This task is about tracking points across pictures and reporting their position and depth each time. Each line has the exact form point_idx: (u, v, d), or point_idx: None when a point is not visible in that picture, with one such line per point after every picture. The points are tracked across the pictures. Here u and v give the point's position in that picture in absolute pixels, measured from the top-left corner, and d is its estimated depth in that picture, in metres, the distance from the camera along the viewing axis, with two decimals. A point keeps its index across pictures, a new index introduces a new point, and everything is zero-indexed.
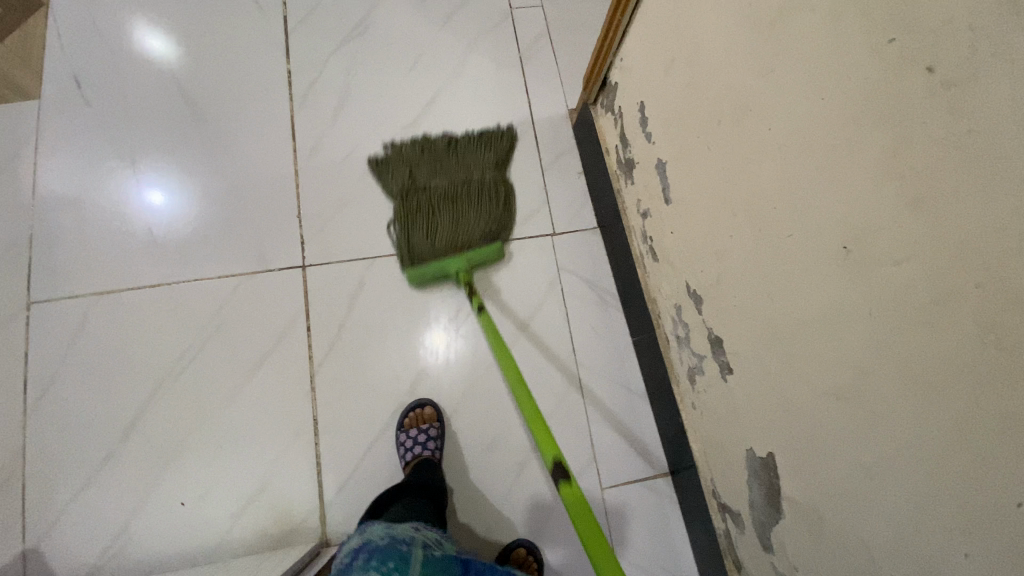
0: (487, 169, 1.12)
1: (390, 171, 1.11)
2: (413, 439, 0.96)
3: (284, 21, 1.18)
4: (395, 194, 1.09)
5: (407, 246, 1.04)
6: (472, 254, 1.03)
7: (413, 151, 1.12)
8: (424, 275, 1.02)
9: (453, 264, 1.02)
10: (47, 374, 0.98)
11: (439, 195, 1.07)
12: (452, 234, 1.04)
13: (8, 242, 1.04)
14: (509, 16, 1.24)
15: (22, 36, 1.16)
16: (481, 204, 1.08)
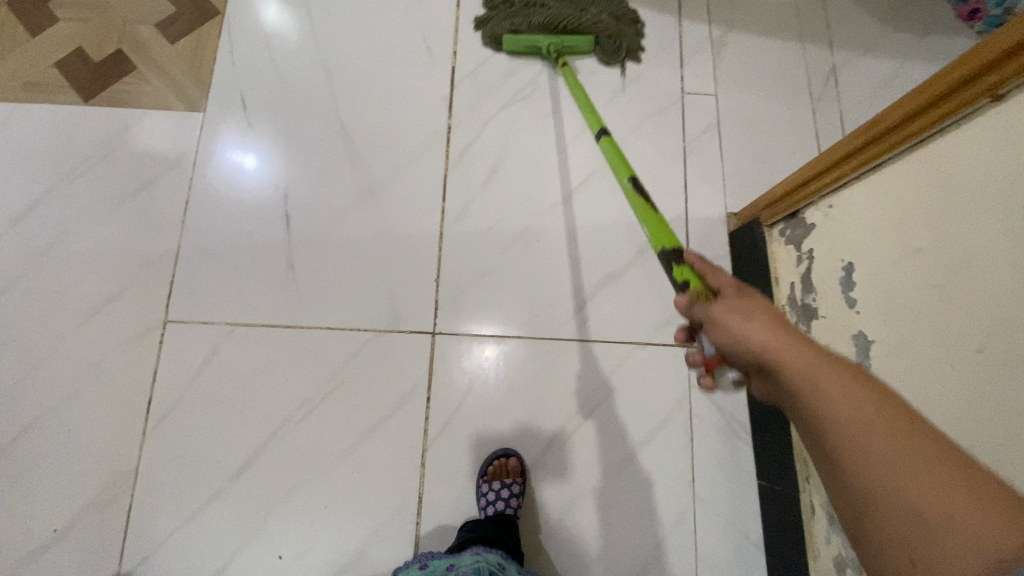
0: (605, 12, 1.19)
1: (498, 26, 1.16)
2: (496, 492, 0.93)
3: (451, 72, 1.16)
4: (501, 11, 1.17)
5: (506, 22, 1.16)
6: (565, 39, 1.14)
7: (530, 8, 1.17)
8: (518, 43, 1.14)
9: (544, 40, 1.14)
10: (172, 396, 0.99)
11: (550, 4, 1.16)
12: (554, 14, 1.14)
13: (156, 253, 1.04)
14: (679, 101, 1.18)
15: (195, 41, 1.15)
16: (587, 14, 1.16)
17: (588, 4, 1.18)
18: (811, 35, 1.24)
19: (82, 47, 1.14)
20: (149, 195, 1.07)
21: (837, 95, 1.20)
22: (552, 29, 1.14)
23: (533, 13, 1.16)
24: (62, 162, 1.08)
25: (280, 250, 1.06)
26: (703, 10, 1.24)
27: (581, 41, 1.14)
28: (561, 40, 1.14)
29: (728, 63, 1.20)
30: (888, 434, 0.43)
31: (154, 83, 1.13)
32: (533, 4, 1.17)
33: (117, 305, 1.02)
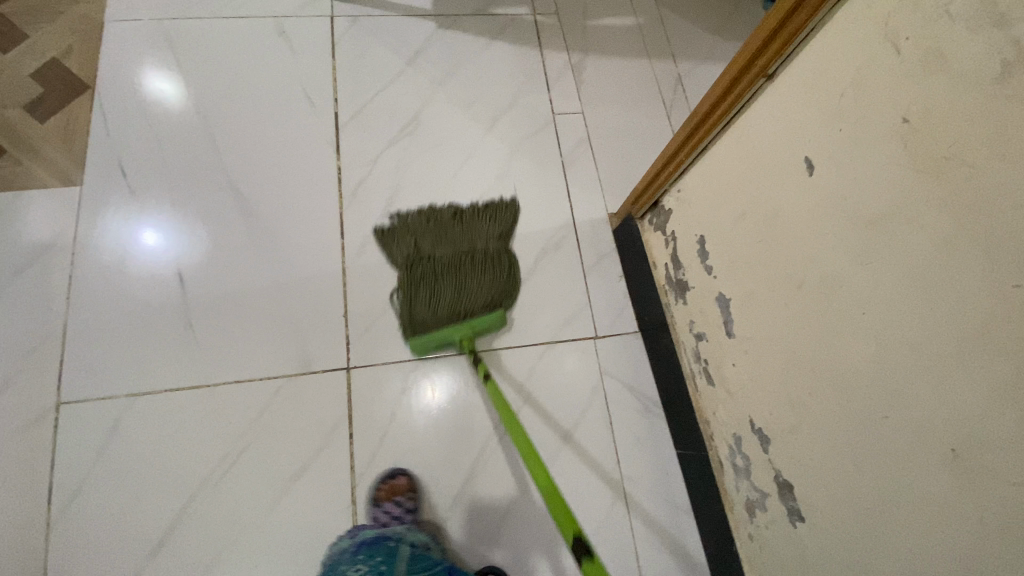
0: (490, 240, 1.15)
1: (399, 241, 1.13)
2: (387, 513, 0.93)
3: (335, 119, 1.22)
4: (401, 265, 1.11)
5: (409, 310, 1.06)
6: (476, 321, 1.05)
7: (419, 220, 1.15)
8: (428, 340, 1.03)
9: (457, 330, 1.03)
10: (74, 480, 0.94)
11: (443, 284, 1.08)
12: (456, 301, 1.06)
13: (41, 335, 1.00)
14: (551, 120, 1.29)
15: (66, 117, 1.14)
16: (483, 269, 1.10)
17: (489, 261, 1.12)
18: (656, 51, 1.41)
19: None
20: (28, 276, 1.03)
21: (685, 99, 1.36)
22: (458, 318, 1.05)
23: (432, 290, 1.07)
24: None
25: (177, 311, 1.04)
26: (560, 39, 1.38)
27: (494, 320, 1.06)
28: (472, 324, 1.04)
29: (589, 83, 1.34)
30: None
31: (25, 164, 1.10)
32: (433, 312, 1.06)
33: (2, 396, 0.96)
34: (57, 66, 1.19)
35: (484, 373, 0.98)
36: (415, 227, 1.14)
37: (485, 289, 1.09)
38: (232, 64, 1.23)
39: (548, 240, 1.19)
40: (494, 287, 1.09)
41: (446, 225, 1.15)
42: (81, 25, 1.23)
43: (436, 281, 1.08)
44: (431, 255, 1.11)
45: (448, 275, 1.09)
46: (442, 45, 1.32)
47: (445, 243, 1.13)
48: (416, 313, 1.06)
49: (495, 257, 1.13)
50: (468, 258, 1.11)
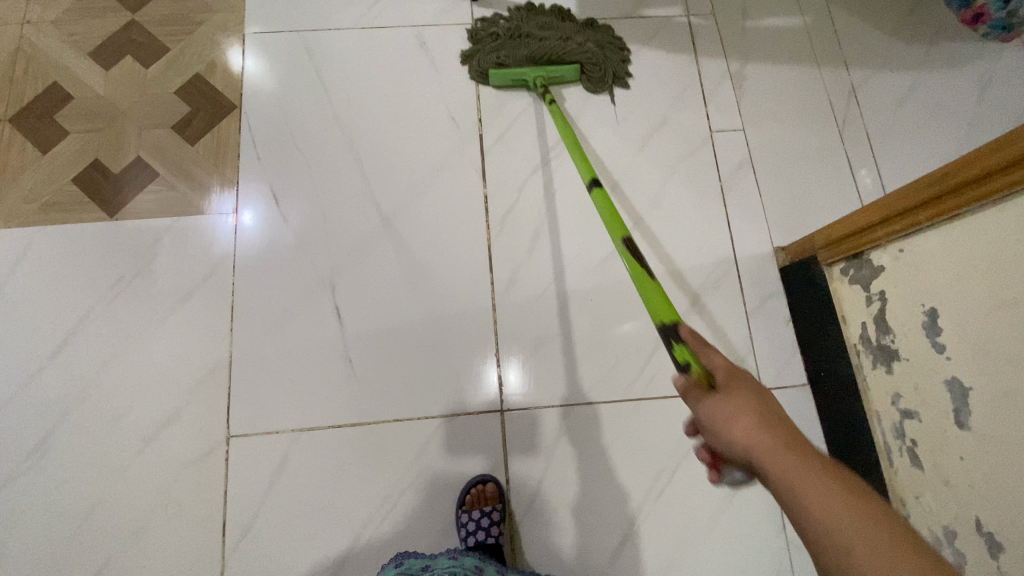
0: (590, 41, 1.18)
1: (494, 23, 1.19)
2: (475, 522, 0.92)
3: (480, 140, 1.15)
4: (500, 35, 1.17)
5: (494, 53, 1.15)
6: (551, 71, 1.15)
7: (520, 14, 1.19)
8: (506, 77, 1.14)
9: (532, 75, 1.14)
10: (247, 513, 0.96)
11: (534, 46, 1.14)
12: (539, 46, 1.15)
13: (209, 366, 1.01)
14: (709, 140, 1.17)
15: (216, 139, 1.12)
16: (570, 46, 1.15)
17: (576, 36, 1.17)
18: (826, 57, 1.25)
19: (97, 158, 1.10)
20: (193, 305, 1.04)
21: (859, 114, 1.21)
22: (536, 61, 1.15)
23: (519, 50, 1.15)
24: (96, 283, 1.04)
25: (335, 346, 1.04)
26: (717, 44, 1.24)
27: (568, 71, 1.15)
28: (546, 71, 1.15)
29: (750, 96, 1.21)
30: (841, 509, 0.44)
31: (180, 188, 1.09)
32: (516, 37, 1.16)
33: (176, 427, 0.99)
34: (202, 82, 1.15)
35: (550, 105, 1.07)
36: (521, 14, 1.19)
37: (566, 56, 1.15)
38: (373, 78, 1.18)
39: (707, 278, 1.10)
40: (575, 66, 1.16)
41: (549, 20, 1.19)
42: (220, 35, 1.18)
43: (528, 41, 1.15)
44: (529, 31, 1.16)
45: (539, 36, 1.16)
46: None
47: (549, 29, 1.17)
48: (500, 56, 1.15)
49: (587, 59, 1.16)
50: (561, 41, 1.16)
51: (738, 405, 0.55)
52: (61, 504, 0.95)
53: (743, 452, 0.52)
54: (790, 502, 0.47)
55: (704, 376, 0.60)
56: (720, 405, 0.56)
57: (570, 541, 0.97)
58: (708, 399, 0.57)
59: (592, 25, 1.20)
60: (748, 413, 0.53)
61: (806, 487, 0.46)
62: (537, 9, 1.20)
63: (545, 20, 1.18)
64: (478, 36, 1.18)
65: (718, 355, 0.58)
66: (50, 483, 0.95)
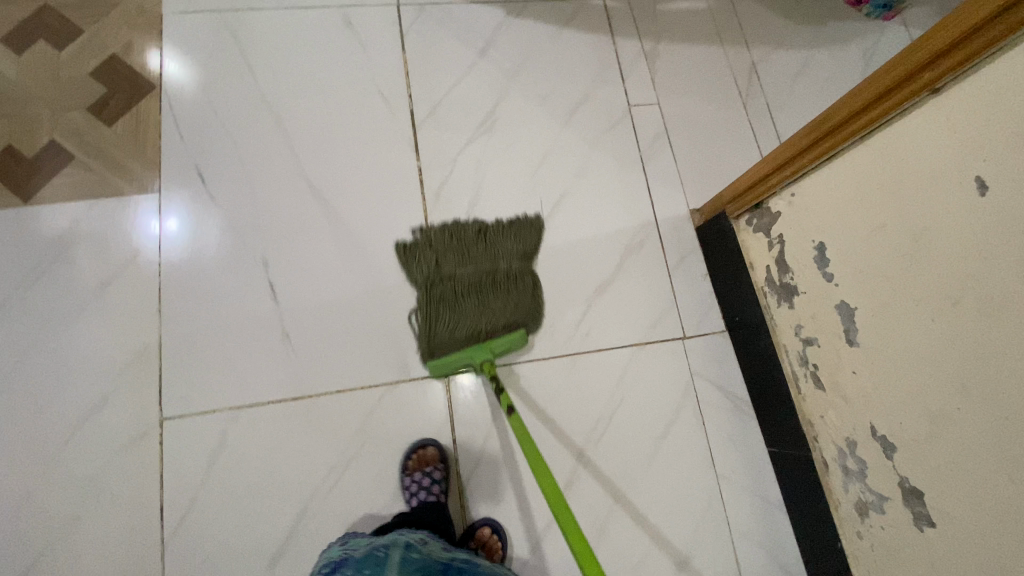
0: (515, 258, 1.11)
1: (418, 261, 1.08)
2: (418, 484, 0.94)
3: (411, 117, 1.18)
4: (427, 288, 1.06)
5: (430, 328, 1.03)
6: (496, 344, 1.00)
7: (444, 239, 1.11)
8: (449, 363, 0.99)
9: (477, 355, 0.98)
10: (186, 495, 0.94)
11: (458, 273, 1.08)
12: (477, 323, 1.03)
13: (137, 349, 0.98)
14: (628, 113, 1.25)
15: (135, 119, 1.09)
16: (507, 291, 1.07)
17: (499, 257, 1.10)
18: (729, 37, 1.36)
19: (7, 144, 1.07)
20: (117, 290, 1.00)
21: (760, 87, 1.33)
22: (476, 337, 1.02)
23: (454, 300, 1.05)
24: (10, 272, 1.00)
25: (272, 322, 1.03)
26: (631, 25, 1.33)
27: (516, 336, 1.00)
28: (488, 345, 0.99)
29: (663, 72, 1.30)
30: None
31: (97, 171, 1.05)
32: (452, 289, 1.06)
33: (105, 413, 0.96)
34: (118, 64, 1.12)
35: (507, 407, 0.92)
36: (438, 243, 1.11)
37: (508, 306, 1.05)
38: (299, 58, 1.18)
39: (633, 239, 1.16)
40: (518, 295, 1.07)
41: (470, 243, 1.10)
42: (137, 17, 1.16)
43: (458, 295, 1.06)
44: (454, 275, 1.07)
45: (464, 267, 1.08)
46: (512, 33, 1.27)
47: (469, 261, 1.09)
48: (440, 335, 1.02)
49: (519, 280, 1.08)
50: (485, 258, 1.09)
51: None
52: None
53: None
54: None
55: None
56: None
57: (518, 494, 1.00)
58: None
59: (508, 230, 1.13)
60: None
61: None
62: (457, 228, 1.12)
63: (467, 244, 1.10)
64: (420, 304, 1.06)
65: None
66: None
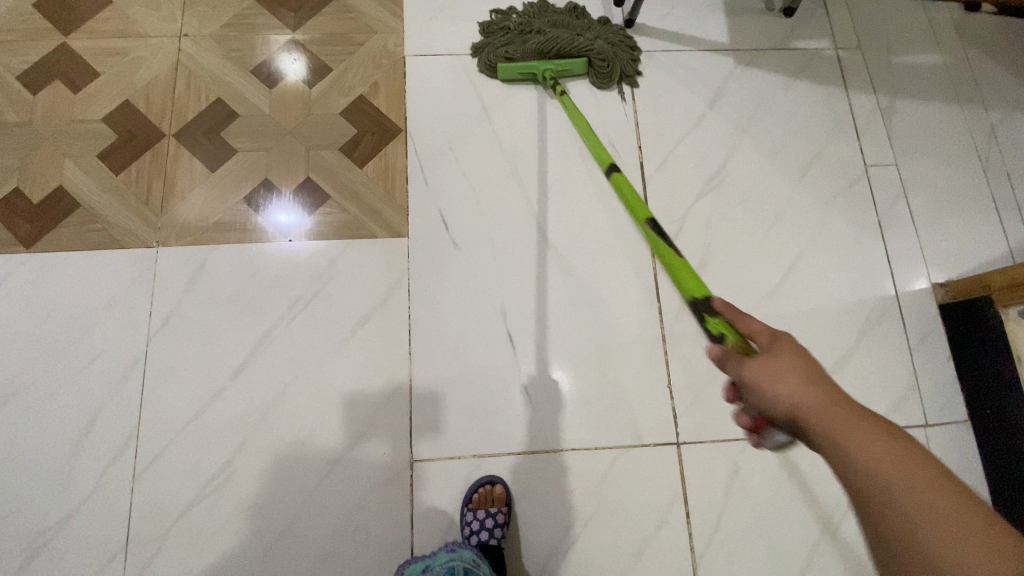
0: (601, 38, 1.19)
1: (499, 32, 1.19)
2: (480, 522, 0.93)
3: (642, 169, 1.17)
4: (511, 31, 1.19)
5: (503, 46, 1.17)
6: (560, 62, 1.16)
7: (531, 13, 1.21)
8: (515, 70, 1.15)
9: (536, 68, 1.16)
10: (434, 540, 0.98)
11: (544, 38, 1.16)
12: (547, 41, 1.15)
13: (390, 390, 1.03)
14: (863, 174, 1.19)
15: (385, 162, 1.13)
16: (583, 38, 1.17)
17: (585, 31, 1.20)
18: (970, 93, 1.27)
19: (266, 178, 1.12)
20: (371, 329, 1.05)
21: (1005, 149, 1.23)
22: (545, 53, 1.16)
23: (528, 27, 1.19)
24: (273, 304, 1.06)
25: (511, 372, 1.05)
26: (866, 78, 1.26)
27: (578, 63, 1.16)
28: (556, 65, 1.16)
29: (900, 130, 1.23)
30: (864, 434, 0.46)
31: (353, 213, 1.10)
32: (529, 23, 1.19)
33: (361, 450, 1.00)
34: (366, 104, 1.16)
35: (559, 92, 1.12)
36: (533, 12, 1.21)
37: (577, 49, 1.16)
38: (533, 103, 1.18)
39: (870, 312, 1.11)
40: (585, 53, 1.17)
41: (563, 19, 1.20)
42: (381, 57, 1.19)
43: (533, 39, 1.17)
44: (539, 22, 1.20)
45: (549, 33, 1.17)
46: (742, 84, 1.23)
47: (561, 23, 1.20)
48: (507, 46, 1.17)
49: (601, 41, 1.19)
50: (569, 32, 1.18)
51: (779, 359, 0.54)
52: (248, 529, 0.97)
53: (787, 411, 0.51)
54: (845, 456, 0.46)
55: (747, 348, 0.62)
56: (768, 363, 0.54)
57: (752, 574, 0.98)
58: (752, 360, 0.56)
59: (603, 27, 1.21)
60: (797, 372, 0.52)
61: (859, 441, 0.46)
62: (551, 6, 1.22)
63: (554, 13, 1.21)
64: (489, 28, 1.20)
65: (758, 323, 0.59)
66: (240, 503, 0.98)
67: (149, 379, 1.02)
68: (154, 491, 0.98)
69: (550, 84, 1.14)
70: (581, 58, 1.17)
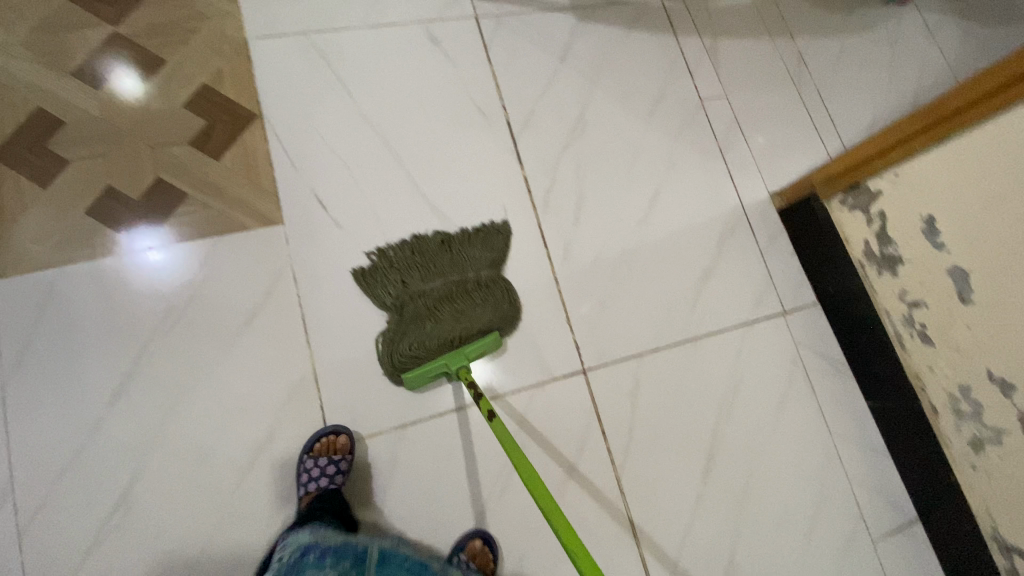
0: (483, 268, 1.08)
1: (381, 286, 1.04)
2: (316, 468, 0.92)
3: (508, 127, 1.22)
4: (391, 306, 1.03)
5: (402, 346, 0.99)
6: (468, 348, 0.98)
7: (404, 256, 1.07)
8: (423, 376, 0.97)
9: (451, 362, 0.97)
10: (368, 517, 0.96)
11: (436, 312, 1.01)
12: (446, 331, 0.99)
13: (294, 381, 0.99)
14: (702, 106, 1.33)
15: (245, 151, 1.07)
16: (474, 295, 1.04)
17: (465, 272, 1.07)
18: (775, 27, 1.46)
19: (109, 186, 1.02)
20: (261, 324, 1.01)
21: (808, 72, 1.43)
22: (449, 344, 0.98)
23: (423, 301, 1.02)
24: (144, 318, 0.98)
25: None
26: (690, 23, 1.40)
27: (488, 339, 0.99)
28: (464, 353, 0.98)
29: (725, 65, 1.38)
30: None
31: (218, 208, 1.04)
32: (403, 287, 1.04)
33: (273, 449, 0.96)
34: (213, 94, 1.09)
35: (487, 412, 0.92)
36: (402, 261, 1.07)
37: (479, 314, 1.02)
38: (392, 75, 1.19)
39: (727, 225, 1.25)
40: (488, 316, 1.02)
41: (434, 254, 1.07)
42: (221, 44, 1.12)
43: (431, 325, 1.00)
44: (419, 292, 1.03)
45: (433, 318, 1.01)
46: (586, 37, 1.32)
47: (434, 273, 1.05)
48: (412, 345, 0.99)
49: (489, 283, 1.07)
50: (459, 298, 1.03)
51: None
52: (160, 558, 0.89)
53: None
54: None
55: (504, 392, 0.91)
56: None
57: (669, 470, 1.07)
58: None
59: (473, 248, 1.10)
60: None
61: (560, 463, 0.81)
62: (413, 244, 1.08)
63: (425, 257, 1.07)
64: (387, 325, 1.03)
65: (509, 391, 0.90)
66: (145, 534, 0.90)
67: (11, 427, 0.90)
68: (40, 545, 0.87)
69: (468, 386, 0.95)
70: (488, 326, 1.01)
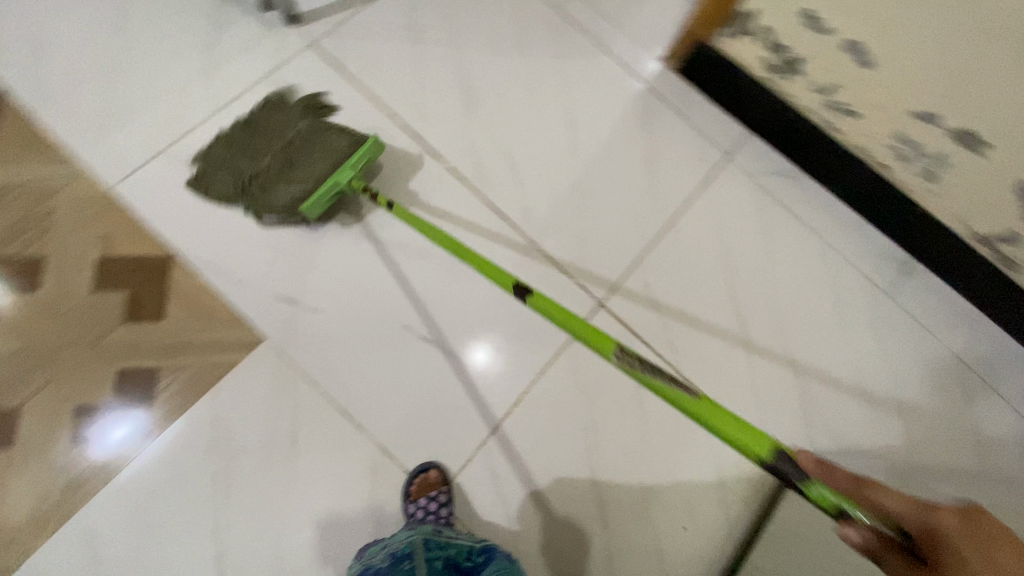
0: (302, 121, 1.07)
1: (217, 181, 1.04)
2: (424, 507, 0.93)
3: (408, 130, 1.18)
4: (244, 195, 1.02)
5: (276, 202, 0.99)
6: (353, 161, 0.99)
7: (227, 155, 1.06)
8: (317, 202, 0.97)
9: (341, 176, 0.98)
10: (505, 533, 0.99)
11: (276, 164, 1.01)
12: (296, 164, 1.00)
13: (369, 468, 0.98)
14: (561, 12, 1.31)
15: (183, 296, 1.01)
16: (308, 133, 1.03)
17: (287, 129, 1.07)
18: None
19: (77, 405, 0.95)
20: (306, 437, 0.98)
21: None
22: (326, 171, 0.98)
23: (244, 151, 1.05)
24: (195, 499, 0.93)
25: (450, 365, 1.03)
26: None
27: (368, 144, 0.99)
28: (342, 172, 0.98)
29: None
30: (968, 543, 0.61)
31: (194, 362, 0.98)
32: (236, 168, 1.04)
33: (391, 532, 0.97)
34: (115, 260, 1.01)
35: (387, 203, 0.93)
36: (218, 159, 1.06)
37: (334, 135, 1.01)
38: None
39: (642, 108, 1.28)
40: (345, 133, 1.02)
41: (244, 139, 1.07)
42: (87, 208, 1.02)
43: (283, 166, 1.00)
44: (258, 169, 1.02)
45: (286, 173, 1.00)
46: (424, 7, 1.26)
47: (258, 147, 1.05)
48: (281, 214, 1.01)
49: (321, 121, 1.04)
50: (305, 145, 1.02)
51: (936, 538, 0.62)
52: None
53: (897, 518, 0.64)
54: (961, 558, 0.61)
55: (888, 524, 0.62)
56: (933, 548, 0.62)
57: (712, 338, 1.18)
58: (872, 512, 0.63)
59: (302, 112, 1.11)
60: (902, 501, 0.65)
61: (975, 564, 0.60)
62: (225, 136, 1.08)
63: (239, 141, 1.07)
64: (258, 214, 1.02)
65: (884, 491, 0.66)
66: None
67: None
68: None
69: (362, 190, 0.98)
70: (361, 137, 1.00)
